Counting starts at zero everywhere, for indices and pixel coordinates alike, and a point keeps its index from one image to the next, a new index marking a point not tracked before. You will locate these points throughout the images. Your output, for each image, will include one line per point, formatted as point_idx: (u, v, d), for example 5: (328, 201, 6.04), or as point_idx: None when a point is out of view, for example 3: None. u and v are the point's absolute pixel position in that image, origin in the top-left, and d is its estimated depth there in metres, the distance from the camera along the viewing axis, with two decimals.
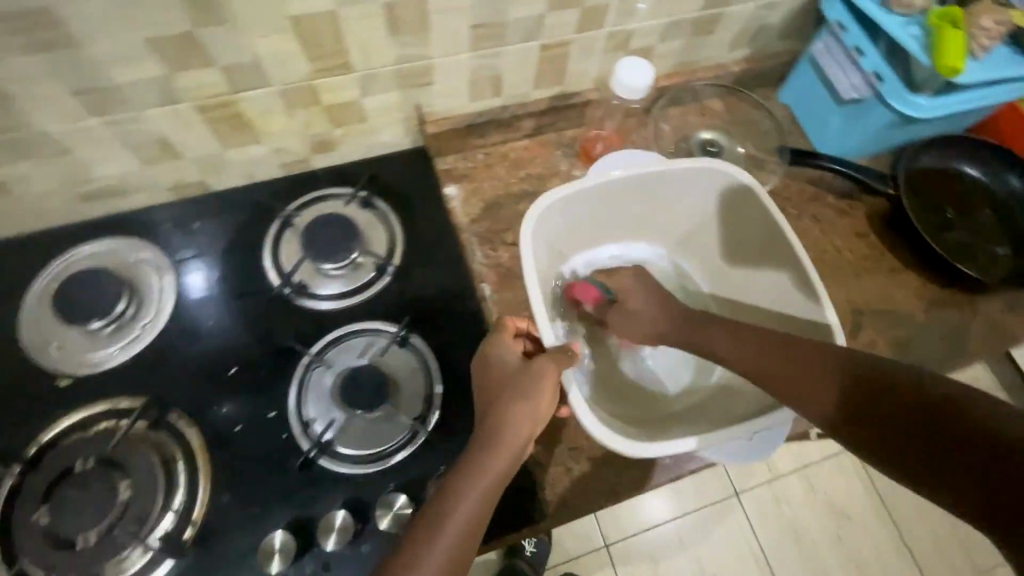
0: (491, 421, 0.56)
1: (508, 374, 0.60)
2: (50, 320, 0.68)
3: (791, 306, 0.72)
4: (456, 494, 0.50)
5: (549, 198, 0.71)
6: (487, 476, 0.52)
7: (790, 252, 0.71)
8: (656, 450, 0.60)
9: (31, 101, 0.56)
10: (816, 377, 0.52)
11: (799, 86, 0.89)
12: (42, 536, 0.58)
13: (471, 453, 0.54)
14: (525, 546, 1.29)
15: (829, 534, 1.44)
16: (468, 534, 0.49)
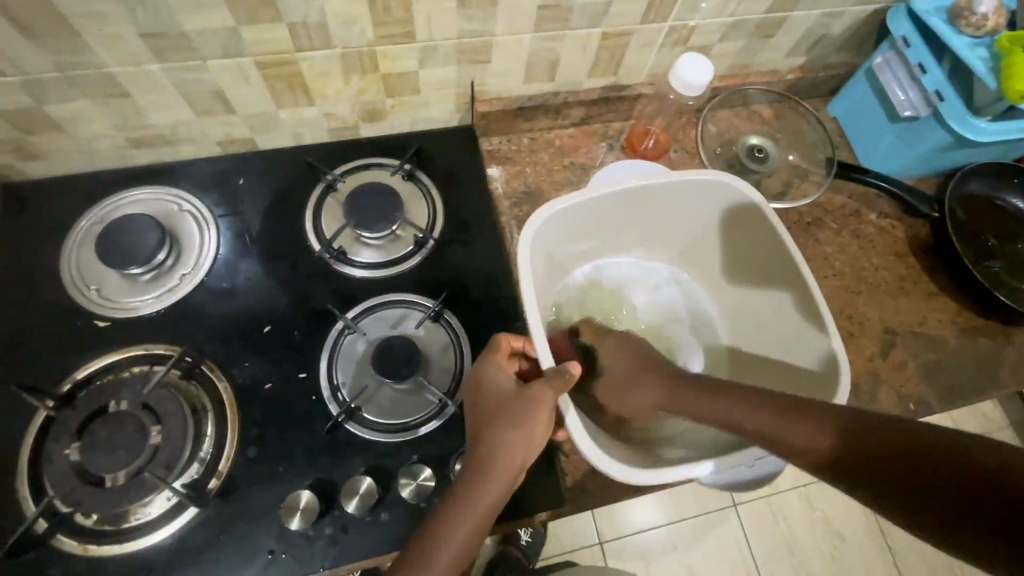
0: (483, 448, 0.55)
1: (503, 394, 0.58)
2: (92, 261, 0.69)
3: (795, 330, 0.69)
4: (442, 534, 0.51)
5: (547, 210, 0.66)
6: (476, 514, 0.52)
7: (801, 281, 0.67)
8: (649, 479, 0.58)
9: (99, 38, 0.56)
10: (810, 436, 0.47)
11: (853, 99, 0.88)
12: (71, 471, 0.57)
13: (463, 484, 0.54)
14: (521, 535, 1.29)
15: (824, 555, 1.44)
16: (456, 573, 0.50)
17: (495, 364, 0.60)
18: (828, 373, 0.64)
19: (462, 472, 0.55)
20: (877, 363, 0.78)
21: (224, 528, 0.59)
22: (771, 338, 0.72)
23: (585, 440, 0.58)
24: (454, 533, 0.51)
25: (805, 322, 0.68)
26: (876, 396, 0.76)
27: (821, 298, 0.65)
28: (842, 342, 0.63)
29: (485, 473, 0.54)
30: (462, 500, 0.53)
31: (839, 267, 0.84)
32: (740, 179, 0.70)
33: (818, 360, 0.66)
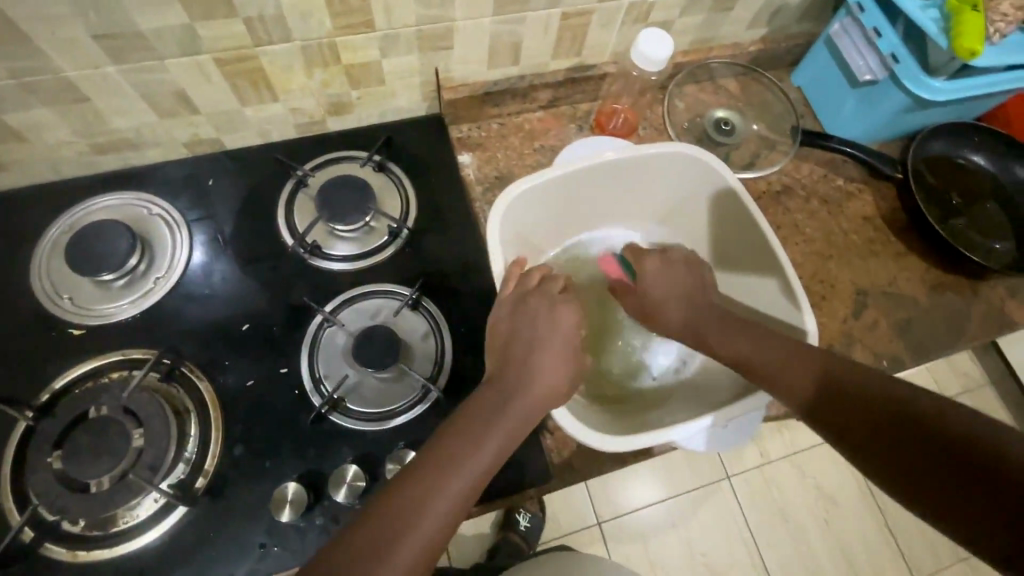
0: (494, 395, 0.52)
1: (545, 340, 0.57)
2: (62, 270, 0.68)
3: (767, 300, 0.70)
4: (437, 483, 0.45)
5: (514, 190, 0.67)
6: (479, 464, 0.47)
7: (771, 255, 0.68)
8: (644, 442, 0.59)
9: (51, 42, 0.56)
10: (812, 382, 0.53)
11: (815, 68, 0.89)
12: (55, 479, 0.57)
13: (465, 430, 0.49)
14: (519, 519, 1.31)
15: (817, 519, 1.47)
16: (446, 531, 0.44)
17: (549, 308, 0.60)
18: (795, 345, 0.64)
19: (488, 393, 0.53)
20: (851, 324, 0.80)
21: (215, 525, 0.60)
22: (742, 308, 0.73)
23: (579, 427, 0.59)
24: (451, 480, 0.45)
25: (780, 295, 0.68)
26: (851, 355, 0.78)
27: (792, 270, 0.65)
28: (810, 313, 0.64)
29: (506, 409, 0.51)
30: (461, 447, 0.48)
31: (810, 233, 0.85)
32: (712, 155, 0.71)
33: (789, 332, 0.66)
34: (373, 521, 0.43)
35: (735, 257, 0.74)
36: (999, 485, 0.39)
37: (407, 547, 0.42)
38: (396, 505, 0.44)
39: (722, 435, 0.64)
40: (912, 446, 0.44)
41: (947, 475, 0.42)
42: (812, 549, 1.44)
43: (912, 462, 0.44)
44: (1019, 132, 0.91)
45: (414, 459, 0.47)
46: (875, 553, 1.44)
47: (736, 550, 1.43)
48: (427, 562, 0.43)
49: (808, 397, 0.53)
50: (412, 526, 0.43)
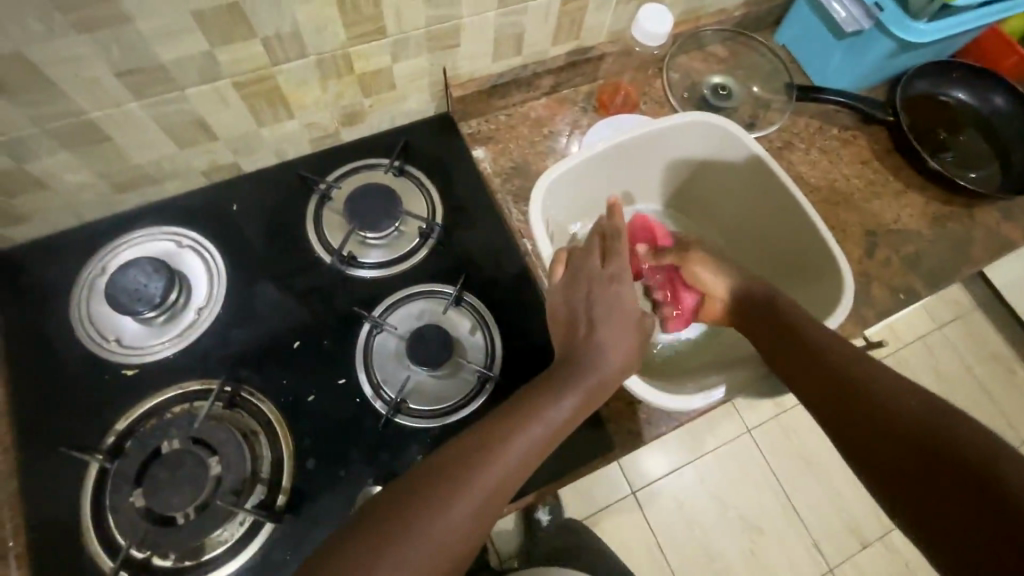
0: (567, 364, 0.54)
1: (608, 313, 0.57)
2: (102, 313, 0.68)
3: (804, 254, 0.72)
4: (509, 439, 0.48)
5: (549, 176, 0.68)
6: (548, 425, 0.50)
7: (799, 210, 0.71)
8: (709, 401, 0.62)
9: (74, 84, 0.55)
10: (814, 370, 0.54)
11: (799, 24, 0.92)
12: (140, 516, 0.58)
13: (542, 395, 0.52)
14: (546, 514, 1.32)
15: (837, 457, 1.53)
16: (510, 481, 0.47)
17: (609, 284, 0.59)
18: (831, 294, 0.68)
19: (546, 378, 0.54)
20: (865, 264, 0.84)
21: (304, 538, 0.61)
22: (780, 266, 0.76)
23: (647, 388, 0.62)
24: (523, 436, 0.48)
25: (814, 247, 0.71)
26: (869, 293, 0.82)
27: (823, 224, 0.68)
28: (845, 258, 0.66)
29: (560, 393, 0.52)
30: (532, 413, 0.50)
31: (815, 183, 0.89)
32: (728, 120, 0.72)
33: (826, 282, 0.69)
34: (445, 461, 0.46)
35: (762, 215, 0.77)
36: (991, 511, 0.37)
37: (472, 488, 0.45)
38: (471, 447, 0.47)
39: None
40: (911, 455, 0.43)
41: (945, 495, 0.40)
42: (837, 488, 1.50)
43: (910, 479, 0.43)
44: (994, 63, 0.95)
45: (494, 415, 0.50)
46: None
47: (766, 497, 1.49)
48: (488, 505, 0.45)
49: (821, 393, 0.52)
50: (454, 497, 0.44)
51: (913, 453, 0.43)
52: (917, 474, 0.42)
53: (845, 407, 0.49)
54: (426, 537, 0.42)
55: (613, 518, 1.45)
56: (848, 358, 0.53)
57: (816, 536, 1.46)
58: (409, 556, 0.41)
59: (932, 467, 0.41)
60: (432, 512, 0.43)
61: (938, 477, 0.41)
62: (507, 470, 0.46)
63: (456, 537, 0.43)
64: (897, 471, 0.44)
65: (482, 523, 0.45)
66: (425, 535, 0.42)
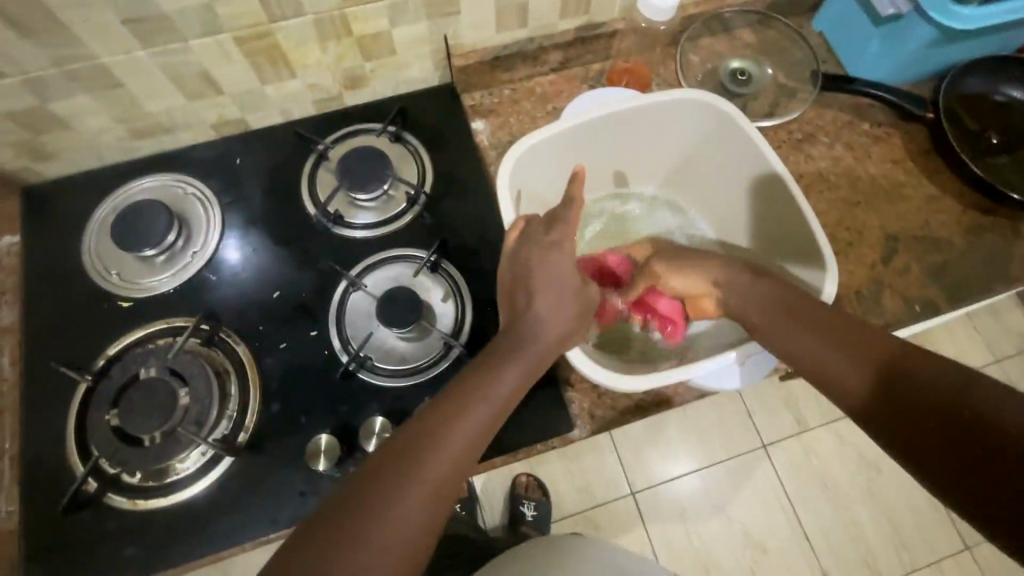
0: (511, 336, 0.54)
1: (547, 284, 0.56)
2: (109, 248, 0.74)
3: (790, 242, 0.70)
4: (466, 407, 0.47)
5: (525, 143, 0.68)
6: (501, 392, 0.49)
7: (789, 195, 0.68)
8: (660, 382, 0.60)
9: (86, 30, 0.60)
10: (820, 345, 0.53)
11: (835, 8, 0.85)
12: (113, 434, 0.63)
13: (489, 365, 0.51)
14: (525, 511, 1.33)
15: (858, 486, 1.42)
16: (464, 457, 0.45)
17: (546, 250, 0.58)
18: (807, 286, 0.67)
19: (488, 352, 0.53)
20: (880, 270, 0.78)
21: (259, 475, 0.64)
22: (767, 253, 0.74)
23: (591, 363, 0.60)
24: (468, 413, 0.47)
25: (797, 239, 0.69)
26: (880, 301, 0.76)
27: (813, 218, 0.65)
28: (830, 248, 0.64)
29: (506, 364, 0.51)
30: (482, 384, 0.49)
31: (834, 180, 0.83)
32: (724, 98, 0.70)
33: (803, 276, 0.68)
34: (413, 431, 0.46)
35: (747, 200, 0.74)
36: (1005, 465, 0.38)
37: (443, 453, 0.45)
38: (435, 416, 0.47)
39: (743, 373, 0.65)
40: (925, 424, 0.43)
41: (961, 459, 0.40)
42: (853, 516, 1.40)
43: (924, 442, 0.43)
44: None
45: (444, 390, 0.49)
46: (922, 521, 1.40)
47: (775, 518, 1.40)
48: (465, 463, 0.46)
49: (834, 367, 0.51)
50: (411, 478, 0.43)
51: (926, 421, 0.43)
52: (913, 432, 0.44)
53: (857, 376, 0.49)
54: (418, 496, 0.42)
55: (608, 517, 1.40)
56: (849, 325, 0.53)
57: (824, 564, 1.37)
58: (401, 516, 0.41)
59: (946, 432, 0.42)
60: (397, 493, 0.42)
61: (941, 430, 0.42)
62: (473, 430, 0.46)
63: (437, 493, 0.43)
64: (897, 433, 0.45)
65: (458, 478, 0.45)
66: (417, 493, 0.42)
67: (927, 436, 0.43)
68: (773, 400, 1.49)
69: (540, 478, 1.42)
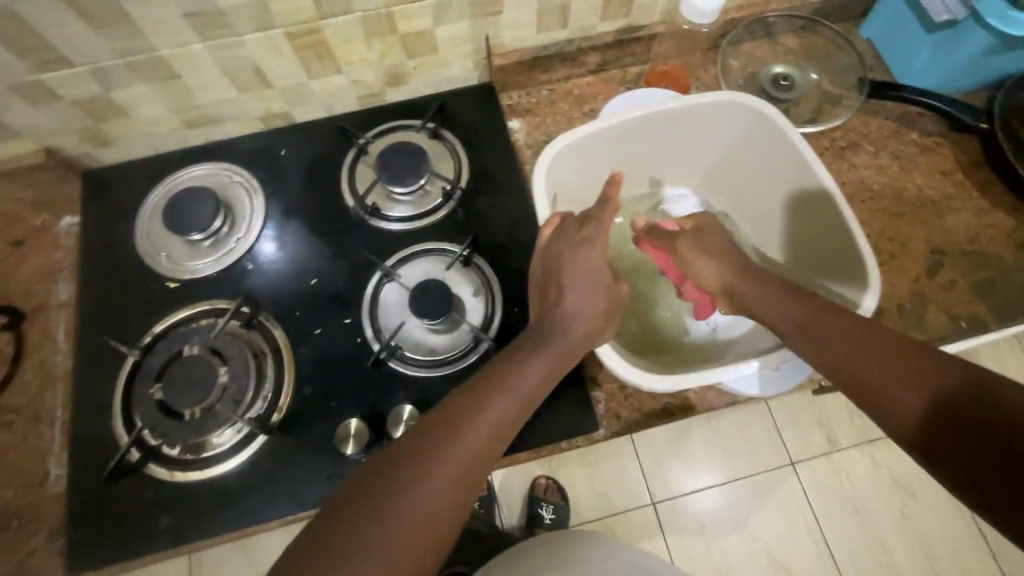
0: (541, 330, 0.54)
1: (578, 280, 0.57)
2: (160, 231, 0.77)
3: (831, 250, 0.68)
4: (495, 394, 0.48)
5: (561, 140, 0.68)
6: (530, 382, 0.50)
7: (830, 203, 0.66)
8: (693, 382, 0.59)
9: (150, 23, 0.64)
10: (845, 351, 0.51)
11: (884, 15, 0.84)
12: (156, 407, 0.66)
13: (519, 356, 0.52)
14: (543, 513, 1.32)
15: (890, 511, 1.37)
16: (490, 443, 0.46)
17: (579, 246, 0.58)
18: (850, 296, 0.65)
19: (517, 343, 0.54)
20: (924, 284, 0.75)
21: (290, 454, 0.66)
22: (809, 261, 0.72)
23: (621, 359, 0.60)
24: (497, 400, 0.48)
25: (837, 244, 0.67)
26: (923, 316, 0.73)
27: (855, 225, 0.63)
28: (872, 259, 0.61)
29: (532, 355, 0.52)
30: (510, 374, 0.50)
31: (878, 190, 0.81)
32: (763, 101, 0.69)
33: (844, 283, 0.66)
34: (441, 413, 0.47)
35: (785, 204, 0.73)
36: None
37: (470, 437, 0.45)
38: (463, 401, 0.48)
39: (774, 378, 0.64)
40: (952, 427, 0.43)
41: (987, 462, 0.40)
42: (885, 541, 1.35)
43: (950, 445, 0.43)
44: None
45: (473, 378, 0.50)
46: (958, 551, 1.33)
47: (800, 539, 1.36)
48: (490, 450, 0.46)
49: (859, 374, 0.50)
50: (440, 460, 0.44)
51: (955, 423, 0.43)
52: (941, 435, 0.43)
53: (882, 380, 0.48)
54: (444, 477, 0.43)
55: (626, 525, 1.38)
56: (876, 331, 0.51)
57: None
58: (427, 492, 0.42)
59: (973, 435, 0.42)
60: (425, 475, 0.43)
61: (969, 432, 0.42)
62: (497, 420, 0.47)
63: (464, 477, 0.44)
64: (925, 436, 0.44)
65: (485, 463, 0.46)
66: (441, 475, 0.43)
67: (954, 439, 0.43)
68: (803, 417, 1.45)
69: (560, 481, 1.41)
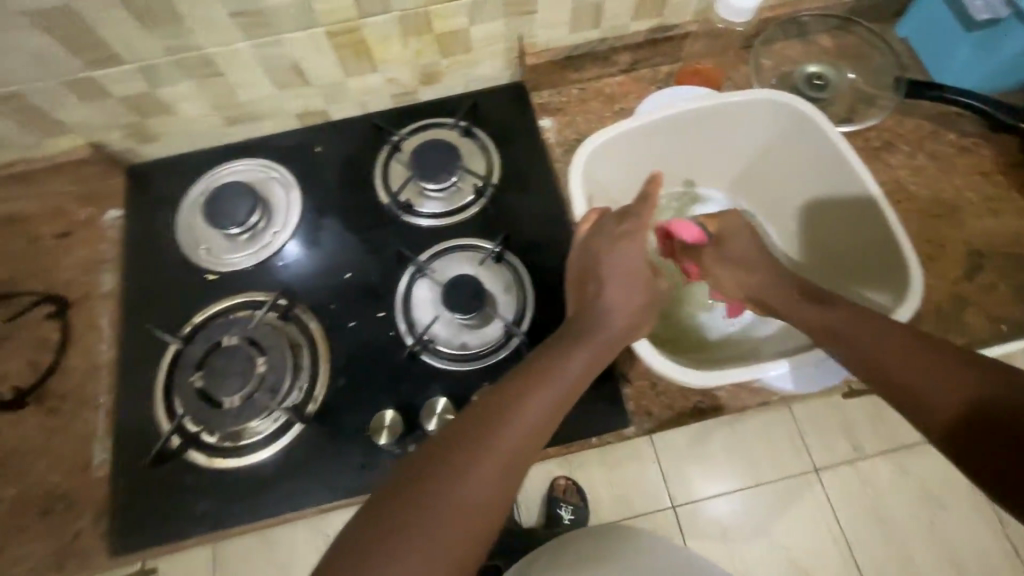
0: (579, 325, 0.55)
1: (615, 276, 0.57)
2: (200, 225, 0.79)
3: (874, 251, 0.69)
4: (535, 388, 0.49)
5: (597, 138, 0.69)
6: (569, 376, 0.50)
7: (872, 202, 0.66)
8: (734, 379, 0.59)
9: (198, 21, 0.66)
10: (883, 350, 0.51)
11: (921, 15, 0.83)
12: (197, 396, 0.67)
13: (557, 350, 0.52)
14: (563, 514, 1.29)
15: (919, 521, 1.33)
16: (532, 436, 0.47)
17: (618, 241, 0.58)
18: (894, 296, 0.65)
19: (555, 337, 0.54)
20: (963, 286, 0.74)
21: (325, 443, 0.67)
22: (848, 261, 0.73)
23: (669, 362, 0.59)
24: (538, 394, 0.48)
25: (880, 245, 0.67)
26: (962, 318, 0.72)
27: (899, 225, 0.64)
28: (918, 260, 0.62)
29: (570, 349, 0.52)
30: (550, 368, 0.50)
31: (915, 191, 0.80)
32: (801, 99, 0.69)
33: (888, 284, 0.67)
34: (483, 406, 0.48)
35: (824, 204, 0.73)
36: None
37: (513, 430, 0.46)
38: (504, 395, 0.48)
39: (814, 376, 0.63)
40: (989, 429, 0.43)
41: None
42: (913, 552, 1.31)
43: (987, 447, 0.42)
44: None
45: (513, 371, 0.51)
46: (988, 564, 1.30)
47: (825, 549, 1.32)
48: (532, 442, 0.47)
49: (897, 374, 0.49)
50: (484, 452, 0.45)
51: (993, 426, 0.43)
52: (976, 436, 0.43)
53: (919, 381, 0.48)
54: (488, 468, 0.44)
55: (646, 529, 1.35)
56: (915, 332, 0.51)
57: None
58: (472, 483, 0.43)
59: (1011, 438, 0.41)
60: (470, 467, 0.44)
61: (1006, 434, 0.42)
62: (539, 412, 0.48)
63: (508, 468, 0.45)
64: (960, 437, 0.44)
65: (528, 455, 0.46)
66: (488, 461, 0.44)
67: (991, 441, 0.42)
68: (828, 423, 1.39)
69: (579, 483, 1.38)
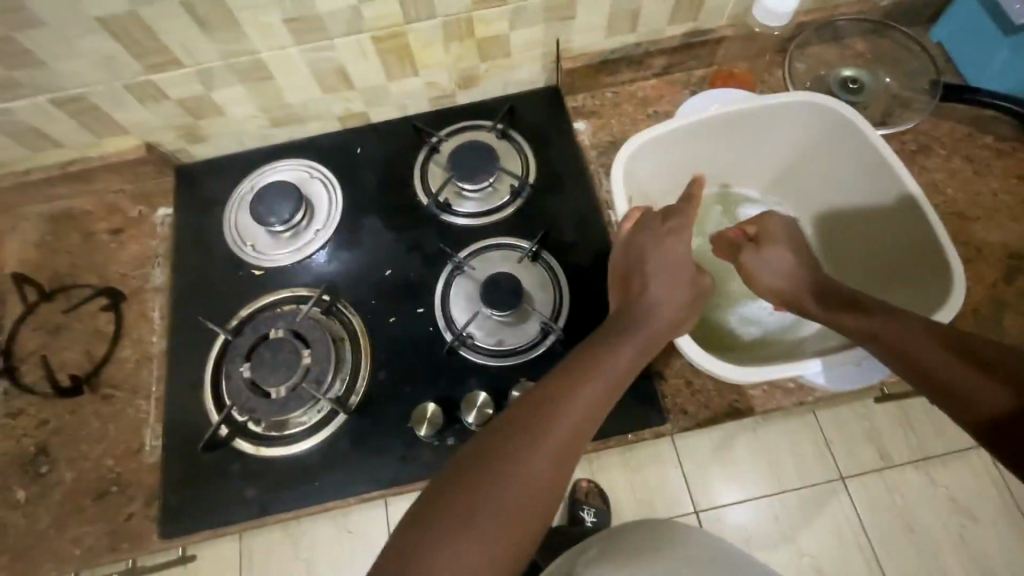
0: (624, 319, 0.56)
1: (659, 274, 0.58)
2: (245, 222, 0.82)
3: (912, 250, 0.69)
4: (585, 380, 0.50)
5: (637, 140, 0.70)
6: (617, 369, 0.52)
7: (911, 203, 0.67)
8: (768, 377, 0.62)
9: (253, 27, 0.69)
10: (928, 349, 0.51)
11: (958, 19, 0.83)
12: (246, 386, 0.70)
13: (604, 344, 0.53)
14: (584, 516, 1.25)
15: (950, 534, 1.29)
16: (584, 426, 0.48)
17: (664, 239, 0.60)
18: (935, 295, 0.66)
19: (599, 332, 0.55)
20: (1001, 290, 0.74)
21: (367, 434, 0.69)
22: (886, 260, 0.73)
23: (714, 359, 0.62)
24: (588, 385, 0.50)
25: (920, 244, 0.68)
26: (1000, 321, 0.72)
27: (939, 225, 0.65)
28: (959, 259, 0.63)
29: (616, 343, 0.53)
30: (597, 360, 0.52)
31: (951, 194, 0.79)
32: (839, 101, 0.70)
33: (927, 283, 0.67)
34: (535, 397, 0.49)
35: (861, 204, 0.74)
36: None
37: (565, 420, 0.47)
38: (555, 386, 0.50)
39: (851, 373, 0.64)
40: None
41: None
42: (944, 566, 1.27)
43: None
44: None
45: (560, 364, 0.52)
46: None
47: (852, 560, 1.28)
48: (583, 432, 0.48)
49: (943, 373, 0.50)
50: (539, 441, 0.46)
51: None
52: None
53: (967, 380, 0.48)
54: (544, 456, 0.45)
55: None
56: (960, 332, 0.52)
57: None
58: (530, 471, 0.44)
59: None
60: (527, 456, 0.45)
61: None
62: (589, 403, 0.49)
63: (562, 457, 0.46)
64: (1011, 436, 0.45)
65: (579, 444, 0.48)
66: (545, 448, 0.46)
67: None
68: (854, 431, 1.37)
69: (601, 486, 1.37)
